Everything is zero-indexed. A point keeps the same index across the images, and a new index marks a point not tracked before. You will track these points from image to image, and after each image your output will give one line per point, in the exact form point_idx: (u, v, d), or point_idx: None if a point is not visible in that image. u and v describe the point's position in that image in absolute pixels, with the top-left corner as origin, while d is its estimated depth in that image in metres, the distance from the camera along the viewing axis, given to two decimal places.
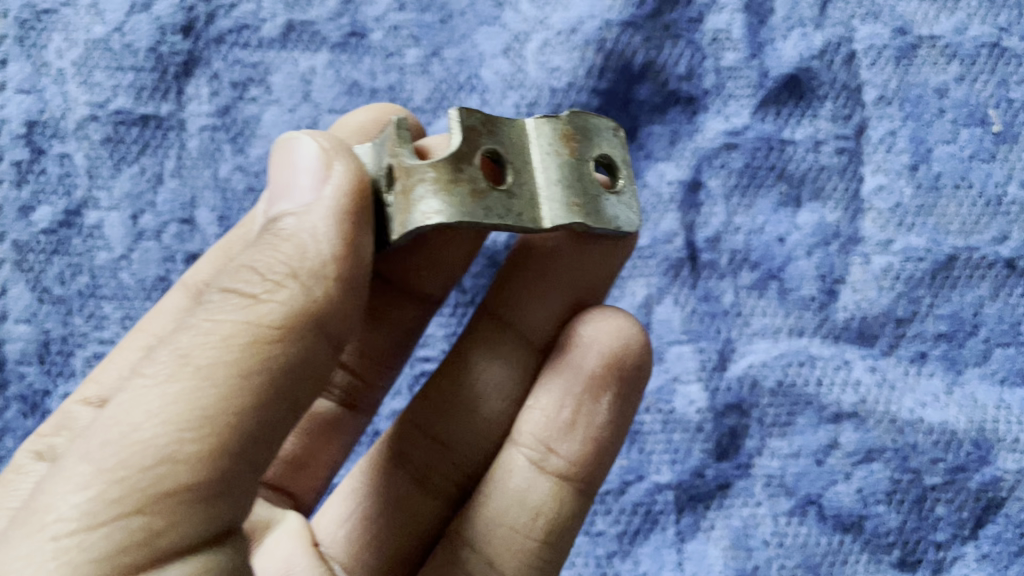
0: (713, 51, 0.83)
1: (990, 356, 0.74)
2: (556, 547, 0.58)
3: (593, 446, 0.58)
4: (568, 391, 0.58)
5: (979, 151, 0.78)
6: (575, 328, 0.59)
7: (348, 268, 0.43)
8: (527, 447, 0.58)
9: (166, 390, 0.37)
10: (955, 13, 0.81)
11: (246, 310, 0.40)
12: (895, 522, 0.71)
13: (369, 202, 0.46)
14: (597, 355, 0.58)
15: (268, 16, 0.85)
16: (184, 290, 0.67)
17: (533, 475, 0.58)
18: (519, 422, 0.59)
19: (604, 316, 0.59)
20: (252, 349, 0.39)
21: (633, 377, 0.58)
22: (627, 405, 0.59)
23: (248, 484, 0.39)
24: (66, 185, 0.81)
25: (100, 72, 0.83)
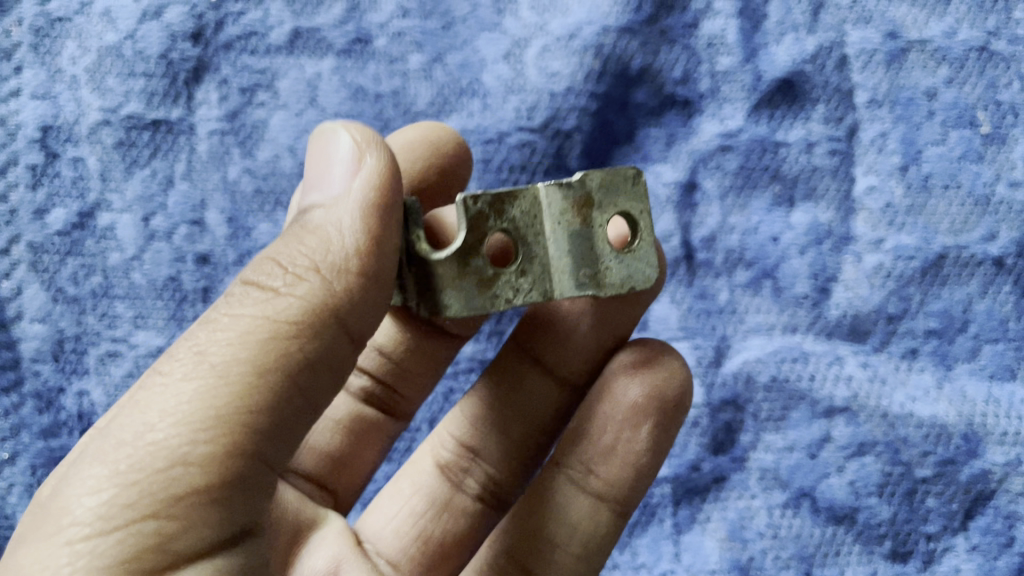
0: (708, 56, 0.85)
1: (980, 352, 0.76)
2: (591, 562, 0.60)
3: (631, 470, 0.60)
4: (611, 419, 0.60)
5: (968, 152, 0.80)
6: (620, 361, 0.61)
7: (370, 262, 0.44)
8: (569, 468, 0.61)
9: (182, 390, 0.40)
10: (944, 17, 0.83)
11: (263, 310, 0.42)
12: (886, 514, 0.73)
13: (401, 190, 0.46)
14: (639, 385, 0.59)
15: (275, 23, 0.87)
16: None
17: (572, 491, 0.60)
18: (562, 443, 0.61)
19: (648, 351, 0.61)
20: (265, 350, 0.41)
21: (674, 407, 0.60)
22: (667, 433, 0.60)
23: (262, 475, 0.42)
24: (80, 188, 0.83)
25: (112, 79, 0.85)
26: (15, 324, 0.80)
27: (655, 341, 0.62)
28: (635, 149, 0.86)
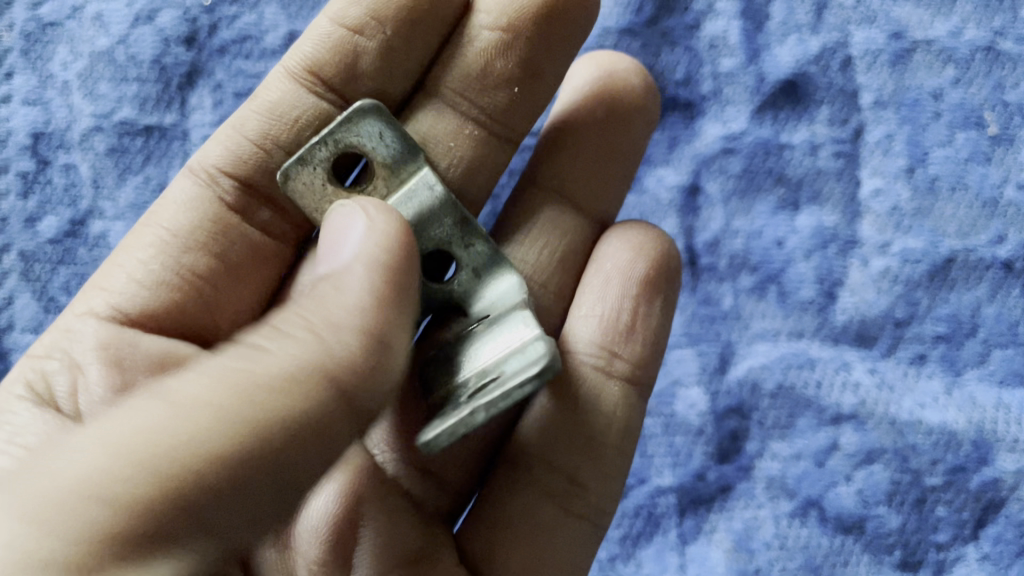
0: (710, 57, 0.84)
1: (990, 357, 0.74)
2: (625, 449, 0.65)
3: (649, 347, 0.65)
4: (624, 295, 0.65)
5: (975, 153, 0.78)
6: (622, 244, 0.67)
7: (369, 343, 0.45)
8: (591, 355, 0.65)
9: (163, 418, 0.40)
10: (950, 17, 0.81)
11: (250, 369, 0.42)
12: (896, 523, 0.71)
13: (408, 256, 0.48)
14: (647, 260, 0.66)
15: (271, 27, 0.86)
16: (193, 175, 0.67)
17: (598, 382, 0.65)
18: (574, 333, 0.66)
19: (644, 229, 0.68)
20: (234, 394, 0.41)
21: (674, 278, 0.67)
22: (670, 305, 0.67)
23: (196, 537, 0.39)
24: (72, 196, 0.82)
25: (104, 84, 0.84)
26: (8, 334, 0.78)
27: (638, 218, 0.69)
28: None
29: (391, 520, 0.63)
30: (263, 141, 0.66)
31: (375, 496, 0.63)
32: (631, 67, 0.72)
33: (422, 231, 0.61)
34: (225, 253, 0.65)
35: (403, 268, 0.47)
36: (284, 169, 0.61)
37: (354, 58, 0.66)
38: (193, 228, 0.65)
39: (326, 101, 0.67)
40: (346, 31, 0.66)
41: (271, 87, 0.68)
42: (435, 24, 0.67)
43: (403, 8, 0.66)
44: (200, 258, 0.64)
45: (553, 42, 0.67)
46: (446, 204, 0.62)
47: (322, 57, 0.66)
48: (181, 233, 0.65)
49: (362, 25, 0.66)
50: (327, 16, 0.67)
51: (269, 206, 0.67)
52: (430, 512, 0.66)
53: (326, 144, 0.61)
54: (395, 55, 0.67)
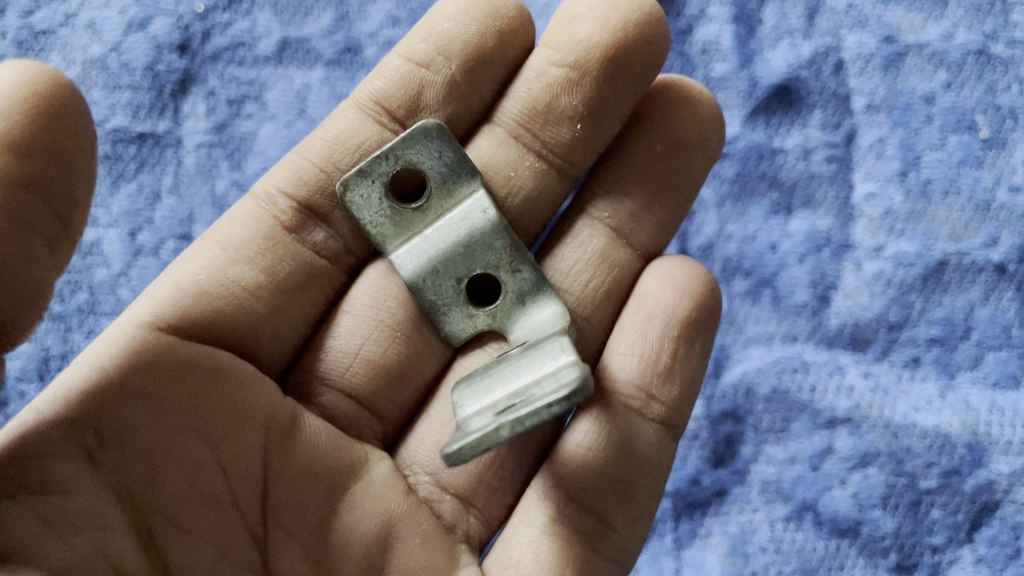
0: (703, 63, 0.85)
1: (983, 359, 0.74)
2: (655, 493, 0.60)
3: (686, 391, 0.61)
4: (664, 336, 0.61)
5: (967, 157, 0.79)
6: (664, 279, 0.63)
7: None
8: (629, 396, 0.60)
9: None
10: (941, 21, 0.82)
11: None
12: (891, 526, 0.71)
13: (54, 100, 0.45)
14: (690, 299, 0.62)
15: (263, 34, 0.86)
16: (253, 198, 0.64)
17: (635, 420, 0.60)
18: (613, 371, 0.61)
19: (685, 265, 0.63)
20: None
21: (713, 317, 0.63)
22: (708, 346, 0.63)
23: None
24: None
25: (97, 91, 0.84)
26: None
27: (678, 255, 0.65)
28: None
29: (426, 543, 0.57)
30: (327, 166, 0.65)
31: (405, 512, 0.58)
32: (700, 98, 0.66)
33: (473, 249, 0.64)
34: (276, 269, 0.62)
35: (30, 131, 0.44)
36: (344, 179, 0.63)
37: (421, 98, 0.66)
38: (248, 241, 0.62)
39: (390, 134, 0.66)
40: (415, 66, 0.66)
41: (339, 117, 0.67)
42: (499, 64, 0.67)
43: (473, 46, 0.65)
44: (247, 271, 0.61)
45: (624, 88, 0.64)
46: (498, 227, 0.64)
47: (390, 93, 0.66)
48: (237, 245, 0.62)
49: (430, 61, 0.65)
50: (399, 53, 0.67)
51: (327, 226, 0.65)
52: (460, 535, 0.61)
53: (387, 159, 0.64)
54: (457, 96, 0.66)
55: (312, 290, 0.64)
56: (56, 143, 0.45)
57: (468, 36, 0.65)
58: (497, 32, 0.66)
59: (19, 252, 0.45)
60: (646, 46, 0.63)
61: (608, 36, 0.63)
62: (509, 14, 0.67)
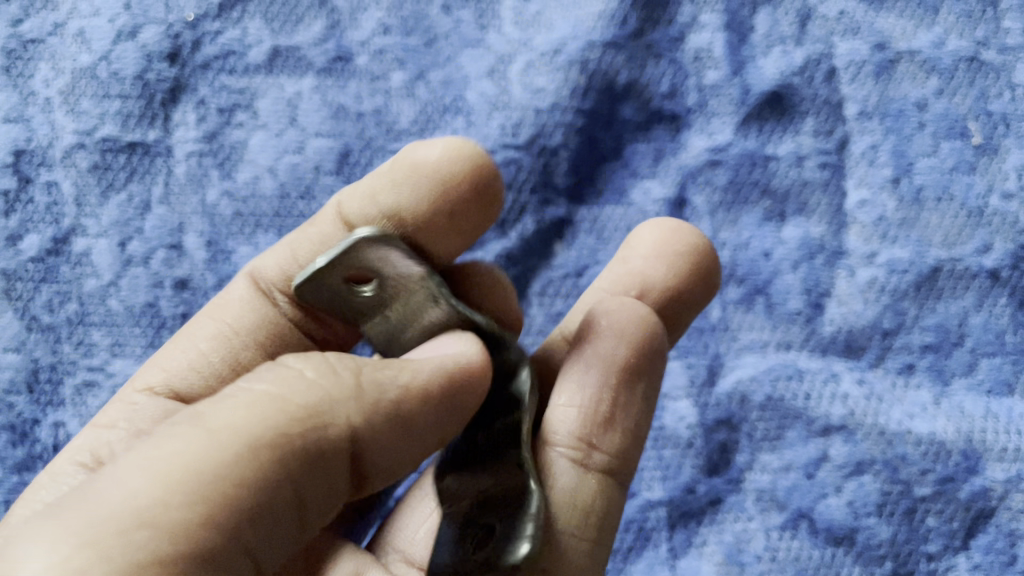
0: (696, 70, 0.84)
1: (977, 366, 0.74)
2: (604, 543, 0.59)
3: (629, 436, 0.61)
4: (603, 384, 0.61)
5: (960, 163, 0.79)
6: (603, 326, 0.63)
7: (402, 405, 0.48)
8: (566, 447, 0.59)
9: (297, 388, 0.45)
10: (932, 28, 0.82)
11: (383, 394, 0.47)
12: (886, 534, 0.70)
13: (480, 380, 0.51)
14: (627, 342, 0.62)
15: (255, 42, 0.86)
16: (250, 280, 0.69)
17: (575, 475, 0.59)
18: (551, 424, 0.60)
19: (624, 307, 0.64)
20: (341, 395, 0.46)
21: (657, 358, 0.63)
22: (654, 388, 0.63)
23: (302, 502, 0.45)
24: (54, 214, 0.81)
25: (87, 101, 0.83)
26: None
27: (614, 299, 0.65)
28: (623, 164, 0.84)
29: None
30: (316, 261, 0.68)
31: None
32: (688, 236, 0.71)
33: None
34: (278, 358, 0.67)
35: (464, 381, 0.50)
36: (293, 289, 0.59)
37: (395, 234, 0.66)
38: (255, 329, 0.67)
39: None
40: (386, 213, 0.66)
41: (321, 218, 0.70)
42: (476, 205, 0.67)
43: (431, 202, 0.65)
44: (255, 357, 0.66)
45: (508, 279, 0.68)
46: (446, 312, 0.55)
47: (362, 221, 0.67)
48: (244, 332, 0.67)
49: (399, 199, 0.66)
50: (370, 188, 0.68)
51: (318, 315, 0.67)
52: None
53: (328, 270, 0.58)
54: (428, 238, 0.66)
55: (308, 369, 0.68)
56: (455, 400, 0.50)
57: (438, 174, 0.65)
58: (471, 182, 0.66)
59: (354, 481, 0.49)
60: None
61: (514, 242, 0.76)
62: (469, 173, 0.66)
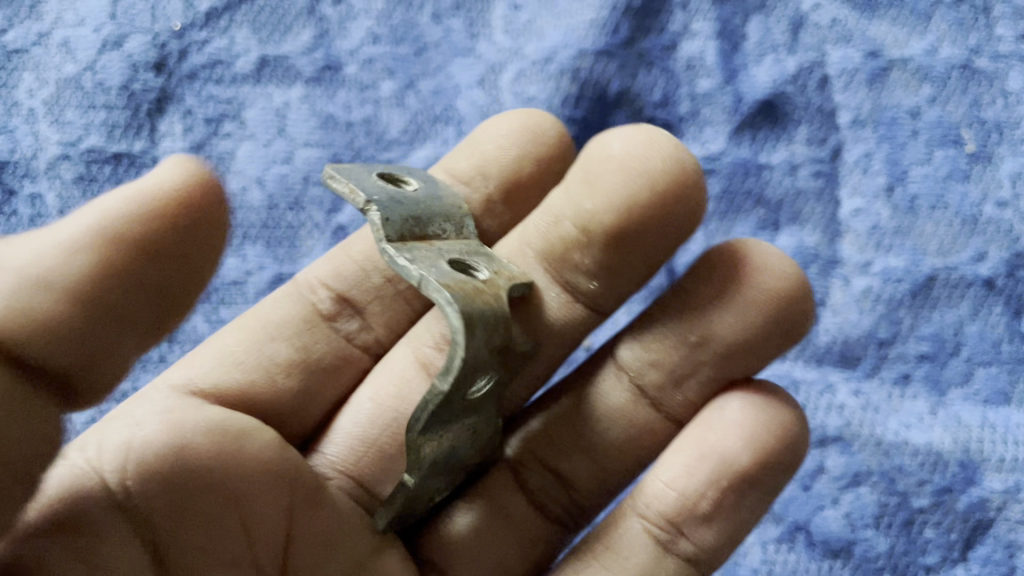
0: (688, 78, 0.84)
1: (973, 375, 0.73)
2: None
3: (727, 534, 0.56)
4: (710, 481, 0.55)
5: (954, 171, 0.78)
6: (732, 412, 0.56)
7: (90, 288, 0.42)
8: (654, 524, 0.56)
9: (20, 257, 0.41)
10: (925, 35, 0.82)
11: (116, 243, 0.42)
12: (884, 546, 0.69)
13: (200, 213, 0.44)
14: (750, 447, 0.55)
15: (242, 51, 0.85)
16: (294, 284, 0.67)
17: (656, 555, 0.56)
18: (647, 493, 0.57)
19: (766, 405, 0.56)
20: (83, 246, 0.42)
21: (783, 465, 0.56)
22: (769, 493, 0.56)
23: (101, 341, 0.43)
24: (38, 226, 0.78)
25: (71, 111, 0.82)
26: None
27: (764, 386, 0.57)
28: None
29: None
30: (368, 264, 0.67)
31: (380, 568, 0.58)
32: (766, 281, 0.56)
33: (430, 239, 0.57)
34: (310, 351, 0.65)
35: (138, 227, 0.42)
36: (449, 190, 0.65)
37: None
38: (287, 321, 0.65)
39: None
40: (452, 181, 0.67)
41: None
42: (534, 192, 0.68)
43: (510, 169, 0.67)
44: (282, 350, 0.64)
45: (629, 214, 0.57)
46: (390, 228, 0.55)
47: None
48: (278, 324, 0.65)
49: (469, 178, 0.67)
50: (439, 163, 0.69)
51: (360, 318, 0.67)
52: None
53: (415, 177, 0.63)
54: (491, 213, 0.67)
55: (338, 376, 0.66)
56: (186, 236, 0.44)
57: (506, 156, 0.67)
58: (535, 160, 0.68)
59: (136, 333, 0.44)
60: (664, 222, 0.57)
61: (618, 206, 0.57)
62: (549, 140, 0.68)
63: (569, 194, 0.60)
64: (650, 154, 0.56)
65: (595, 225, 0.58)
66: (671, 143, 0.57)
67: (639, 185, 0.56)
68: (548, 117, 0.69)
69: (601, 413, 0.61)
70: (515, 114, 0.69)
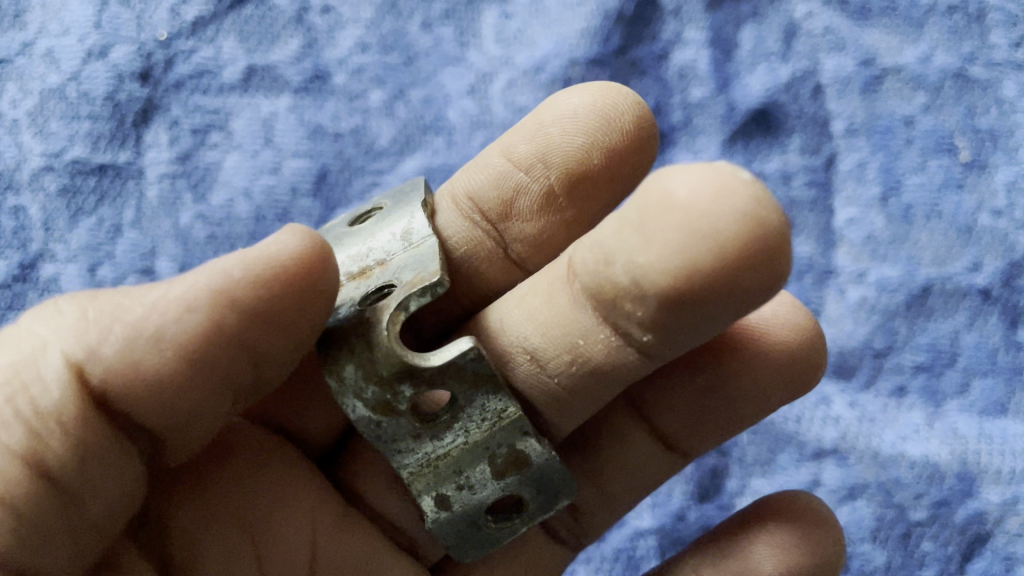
0: (680, 88, 0.83)
1: (970, 386, 0.72)
2: None
3: None
4: None
5: (949, 180, 0.78)
6: (770, 526, 0.57)
7: (201, 350, 0.45)
8: None
9: (135, 305, 0.44)
10: (918, 44, 0.81)
11: (220, 307, 0.45)
12: (882, 560, 0.68)
13: (302, 281, 0.46)
14: (778, 568, 0.56)
15: (229, 61, 0.84)
16: None
17: None
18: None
19: (806, 532, 0.56)
20: (183, 306, 0.44)
21: None
22: None
23: (187, 399, 0.45)
24: (21, 239, 0.77)
25: (55, 122, 0.81)
26: None
27: (822, 508, 0.58)
28: None
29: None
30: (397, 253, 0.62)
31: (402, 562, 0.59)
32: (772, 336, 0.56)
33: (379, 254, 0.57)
34: None
35: (256, 294, 0.45)
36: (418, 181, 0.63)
37: (515, 205, 0.62)
38: None
39: (481, 235, 0.62)
40: (513, 168, 0.62)
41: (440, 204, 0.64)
42: (602, 186, 0.61)
43: (574, 156, 0.60)
44: None
45: (691, 272, 0.44)
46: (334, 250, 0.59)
47: (484, 192, 0.62)
48: None
49: (530, 165, 0.61)
50: (502, 150, 0.63)
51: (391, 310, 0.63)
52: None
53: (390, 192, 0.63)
54: (553, 207, 0.61)
55: None
56: (280, 307, 0.46)
57: (575, 145, 0.60)
58: (603, 150, 0.60)
59: (211, 396, 0.46)
60: (753, 287, 0.44)
61: (688, 260, 0.44)
62: (623, 126, 0.60)
63: (621, 232, 0.46)
64: (722, 198, 0.43)
65: (646, 286, 0.45)
66: (752, 192, 0.43)
67: (700, 249, 0.43)
68: (622, 96, 0.61)
69: (613, 439, 0.61)
70: (590, 95, 0.60)
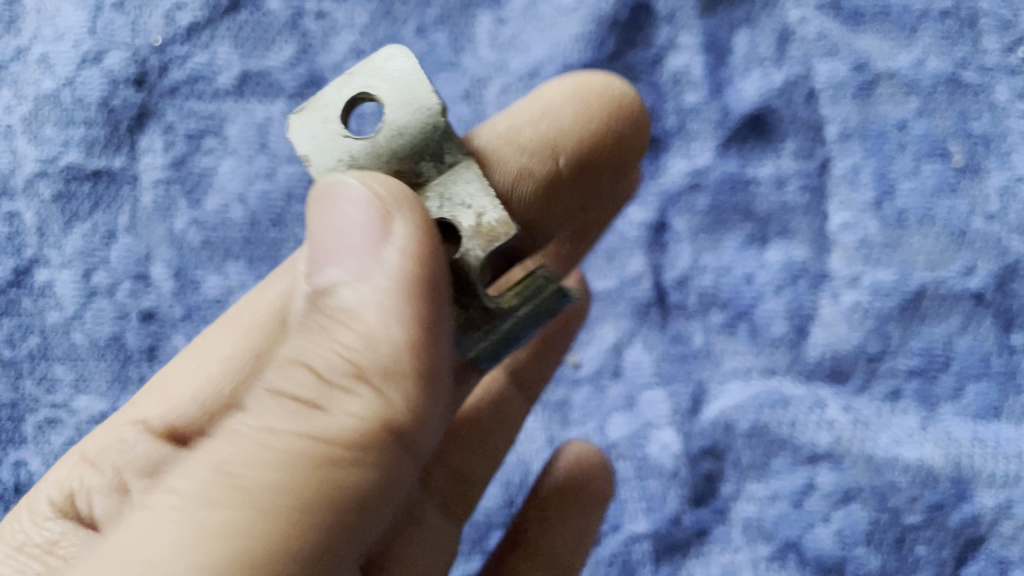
0: (674, 93, 0.84)
1: (965, 390, 0.73)
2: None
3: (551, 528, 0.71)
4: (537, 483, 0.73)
5: (943, 184, 0.78)
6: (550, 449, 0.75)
7: (425, 341, 0.42)
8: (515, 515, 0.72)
9: (325, 348, 0.41)
10: (912, 48, 0.81)
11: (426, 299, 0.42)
12: (875, 563, 0.69)
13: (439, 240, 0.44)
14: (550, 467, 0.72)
15: (223, 66, 0.84)
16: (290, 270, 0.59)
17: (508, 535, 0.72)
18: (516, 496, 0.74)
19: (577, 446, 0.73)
20: (378, 319, 0.41)
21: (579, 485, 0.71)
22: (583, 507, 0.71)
23: (428, 399, 0.43)
24: (16, 244, 0.79)
25: (50, 128, 0.81)
26: None
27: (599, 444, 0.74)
28: None
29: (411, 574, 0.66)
30: None
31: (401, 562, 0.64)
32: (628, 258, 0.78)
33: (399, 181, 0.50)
34: None
35: (434, 262, 0.43)
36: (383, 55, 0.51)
37: (518, 189, 0.62)
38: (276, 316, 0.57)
39: None
40: (517, 152, 0.62)
41: None
42: (617, 171, 0.66)
43: (590, 140, 0.64)
44: None
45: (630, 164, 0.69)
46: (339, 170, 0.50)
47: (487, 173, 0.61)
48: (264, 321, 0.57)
49: (537, 150, 0.63)
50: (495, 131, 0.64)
51: None
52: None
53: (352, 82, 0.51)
54: (563, 190, 0.64)
55: None
56: (443, 274, 0.43)
57: (584, 130, 0.64)
58: (616, 136, 0.65)
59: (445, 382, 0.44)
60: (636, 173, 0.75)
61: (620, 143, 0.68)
62: (633, 111, 0.66)
63: None
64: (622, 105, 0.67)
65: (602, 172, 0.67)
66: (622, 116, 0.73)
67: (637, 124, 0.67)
68: (620, 85, 0.67)
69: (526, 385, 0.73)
70: (596, 88, 0.66)
